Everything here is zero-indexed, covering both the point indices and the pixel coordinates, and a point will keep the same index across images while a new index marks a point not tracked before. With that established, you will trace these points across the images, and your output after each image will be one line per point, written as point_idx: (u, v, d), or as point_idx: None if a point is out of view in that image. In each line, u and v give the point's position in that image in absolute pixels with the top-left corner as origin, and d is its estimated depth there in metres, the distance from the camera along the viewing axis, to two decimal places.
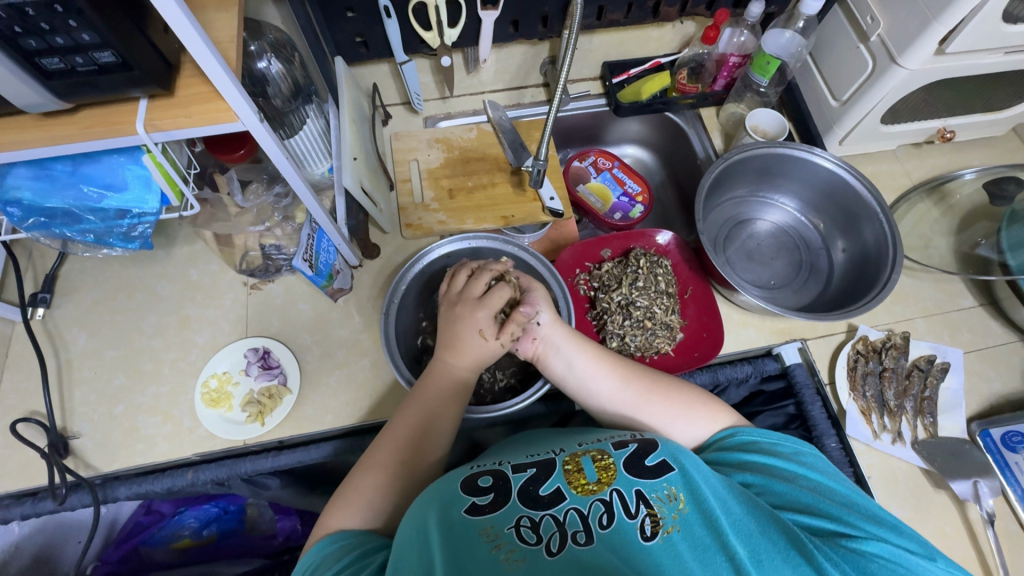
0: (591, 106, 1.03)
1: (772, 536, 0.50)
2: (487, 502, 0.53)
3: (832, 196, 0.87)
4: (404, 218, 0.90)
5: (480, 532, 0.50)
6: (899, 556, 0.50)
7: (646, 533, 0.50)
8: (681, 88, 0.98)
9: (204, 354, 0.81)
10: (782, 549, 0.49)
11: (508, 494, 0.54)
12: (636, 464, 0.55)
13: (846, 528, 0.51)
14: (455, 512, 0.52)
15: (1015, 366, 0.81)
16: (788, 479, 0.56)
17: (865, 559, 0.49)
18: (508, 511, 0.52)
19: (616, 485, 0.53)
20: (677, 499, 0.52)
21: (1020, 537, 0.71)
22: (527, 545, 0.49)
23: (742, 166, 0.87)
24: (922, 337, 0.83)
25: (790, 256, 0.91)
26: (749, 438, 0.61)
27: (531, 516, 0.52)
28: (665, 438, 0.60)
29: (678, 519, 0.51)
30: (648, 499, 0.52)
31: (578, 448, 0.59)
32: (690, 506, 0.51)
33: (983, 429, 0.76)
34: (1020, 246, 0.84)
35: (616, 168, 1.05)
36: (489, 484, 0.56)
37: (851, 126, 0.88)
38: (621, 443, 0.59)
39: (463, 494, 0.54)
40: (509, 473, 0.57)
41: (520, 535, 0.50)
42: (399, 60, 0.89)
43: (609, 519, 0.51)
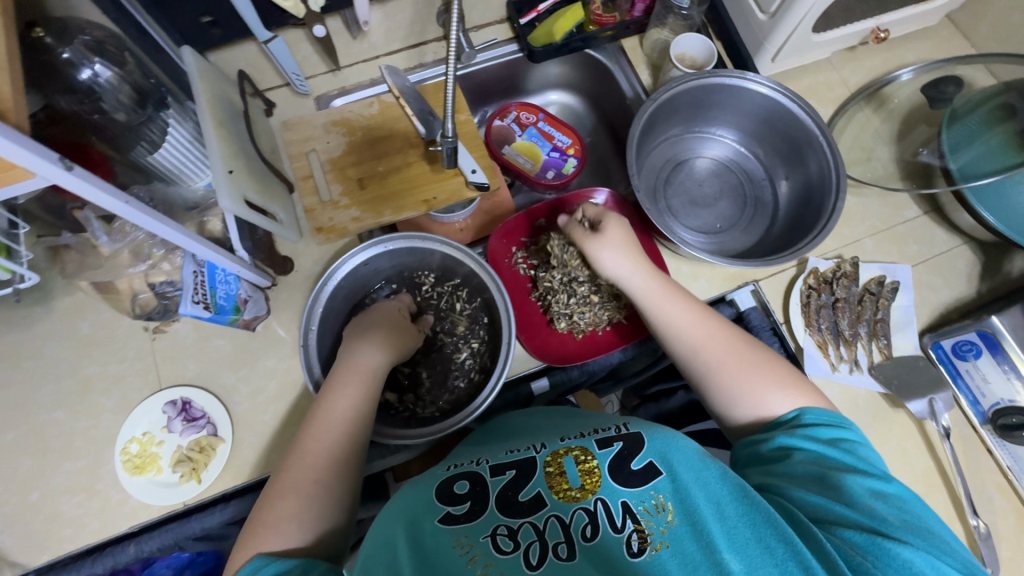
0: (502, 55, 0.91)
1: (768, 546, 0.49)
2: (462, 513, 0.55)
3: (770, 123, 0.81)
4: (313, 222, 0.79)
5: (452, 546, 0.52)
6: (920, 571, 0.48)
7: (633, 549, 0.50)
8: (598, 20, 0.89)
9: (117, 416, 0.72)
10: (776, 557, 0.48)
11: (485, 502, 0.55)
12: (620, 469, 0.55)
13: (875, 535, 0.50)
14: (429, 525, 0.54)
15: (960, 270, 0.80)
16: (835, 478, 0.55)
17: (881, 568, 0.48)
18: (485, 521, 0.53)
19: (600, 494, 0.53)
20: (665, 512, 0.51)
21: (973, 441, 0.73)
22: (503, 555, 0.50)
23: (674, 104, 0.79)
24: (871, 258, 0.81)
25: (734, 193, 0.86)
26: (809, 425, 0.58)
27: (509, 524, 0.53)
28: (652, 426, 0.59)
29: (667, 534, 0.50)
30: (634, 512, 0.52)
31: (559, 444, 0.59)
32: (679, 519, 0.51)
33: (935, 343, 0.75)
34: (960, 147, 0.77)
35: (542, 121, 0.96)
36: (465, 491, 0.57)
37: (782, 41, 0.80)
38: (606, 441, 0.58)
39: (437, 504, 0.56)
40: (487, 477, 0.58)
41: (495, 544, 0.51)
42: (261, 37, 0.72)
43: (594, 531, 0.51)
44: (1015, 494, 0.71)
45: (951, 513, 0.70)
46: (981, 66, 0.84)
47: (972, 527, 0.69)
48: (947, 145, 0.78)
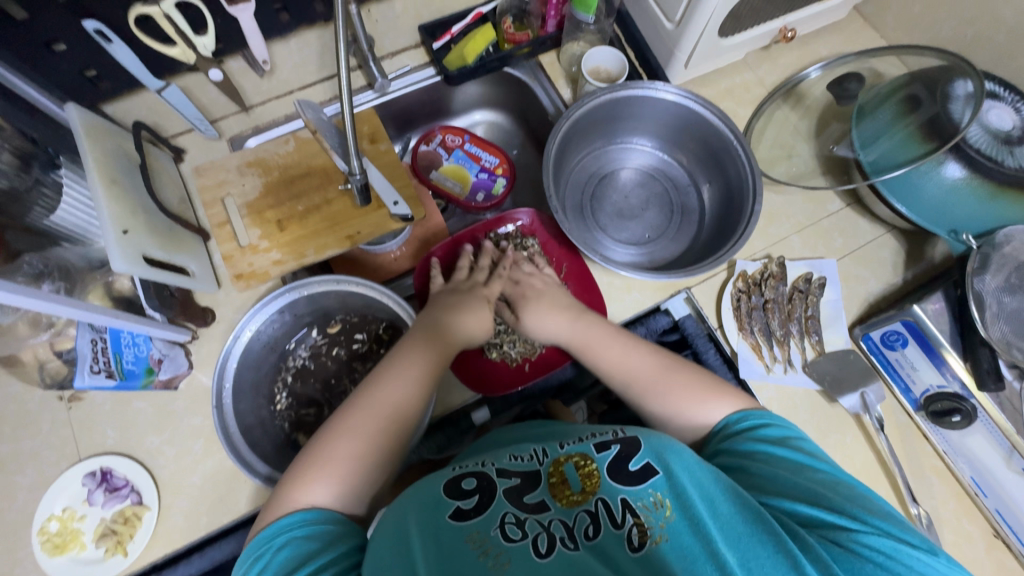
0: (418, 80, 0.89)
1: (761, 539, 0.49)
2: (472, 506, 0.53)
3: (687, 130, 0.81)
4: (232, 270, 0.77)
5: (465, 539, 0.51)
6: (900, 550, 0.48)
7: (634, 544, 0.49)
8: (511, 38, 0.88)
9: (34, 494, 0.68)
10: (770, 551, 0.48)
11: (493, 495, 0.54)
12: (619, 469, 0.54)
13: (848, 519, 0.50)
14: (440, 518, 0.53)
15: (885, 259, 0.82)
16: (791, 477, 0.55)
17: (859, 559, 0.48)
18: (491, 514, 0.53)
19: (601, 494, 0.52)
20: (663, 506, 0.51)
21: (909, 428, 0.74)
22: (512, 544, 0.50)
23: (589, 119, 0.79)
24: (799, 255, 0.81)
25: (660, 201, 0.86)
26: (755, 429, 0.60)
27: (516, 514, 0.53)
28: (651, 431, 0.58)
29: (666, 527, 0.49)
30: (633, 507, 0.51)
31: (560, 451, 0.58)
32: (677, 512, 0.50)
33: (865, 334, 0.76)
34: (871, 142, 0.78)
35: (468, 142, 0.94)
36: (472, 486, 0.55)
37: (691, 48, 0.80)
38: (604, 444, 0.57)
39: (445, 499, 0.54)
40: (494, 475, 0.56)
41: (504, 534, 0.51)
42: (154, 86, 0.70)
43: (596, 530, 0.50)
44: (953, 477, 0.72)
45: (892, 502, 0.71)
46: (892, 58, 0.84)
47: (913, 514, 0.69)
48: (858, 141, 0.79)
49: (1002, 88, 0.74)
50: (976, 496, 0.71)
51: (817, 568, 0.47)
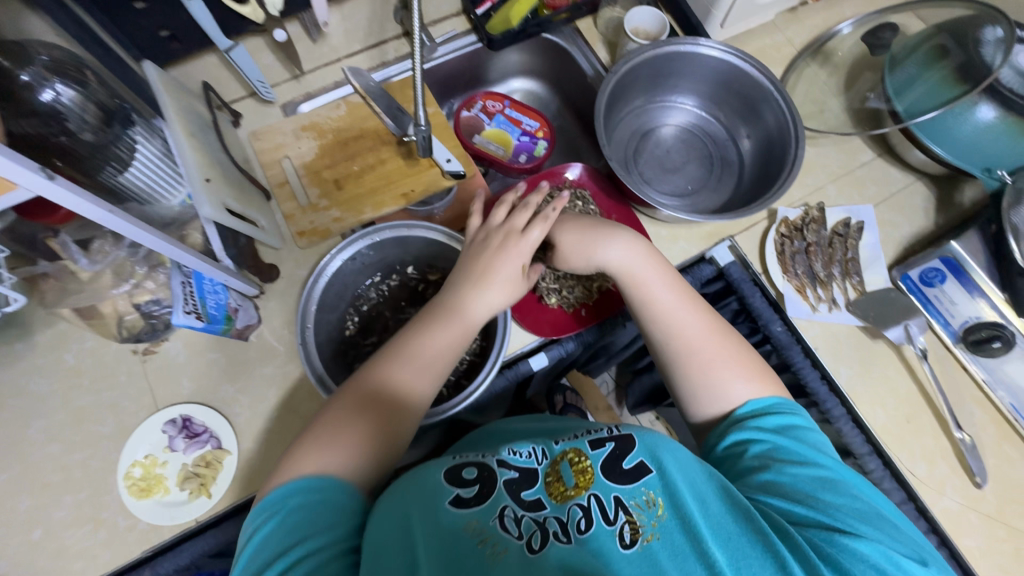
0: (462, 46, 0.93)
1: (751, 536, 0.51)
2: (472, 496, 0.55)
3: (725, 85, 0.84)
4: (294, 227, 0.80)
5: (463, 528, 0.52)
6: (889, 557, 0.50)
7: (625, 541, 0.51)
8: (551, 4, 0.91)
9: (116, 443, 0.70)
10: (762, 551, 0.50)
11: (493, 487, 0.55)
12: (614, 468, 0.56)
13: (839, 525, 0.52)
14: (439, 507, 0.54)
15: (917, 205, 0.85)
16: (792, 472, 0.56)
17: (846, 560, 0.49)
18: (491, 506, 0.54)
19: (593, 490, 0.54)
20: (655, 506, 0.53)
21: (949, 360, 0.77)
22: (510, 539, 0.51)
23: (633, 76, 0.82)
24: (836, 203, 0.85)
25: (700, 155, 0.89)
26: (755, 419, 0.61)
27: (514, 510, 0.54)
28: (642, 428, 0.60)
29: (657, 526, 0.52)
30: (626, 506, 0.53)
31: (557, 449, 0.60)
32: (669, 512, 0.52)
33: (903, 274, 0.79)
34: (904, 89, 0.82)
35: (508, 107, 0.97)
36: (473, 476, 0.57)
37: (728, 6, 0.84)
38: (599, 440, 0.59)
39: (446, 486, 0.56)
40: (495, 466, 0.58)
41: (503, 526, 0.52)
42: (224, 45, 0.75)
43: (587, 524, 0.52)
44: (992, 405, 0.76)
45: (936, 430, 0.75)
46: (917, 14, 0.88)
47: (958, 440, 0.73)
48: (892, 88, 0.83)
49: None
50: (1016, 421, 0.74)
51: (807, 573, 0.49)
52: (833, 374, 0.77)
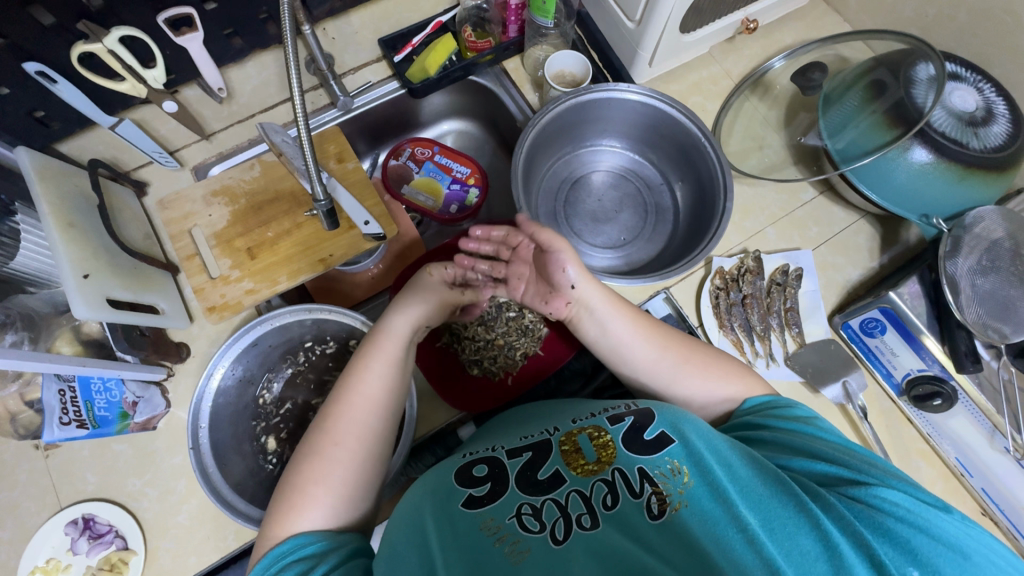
0: (382, 95, 0.88)
1: (780, 498, 0.47)
2: (484, 494, 0.52)
3: (655, 129, 0.80)
4: (203, 303, 0.75)
5: (480, 527, 0.49)
6: (923, 507, 0.45)
7: (654, 511, 0.48)
8: (472, 46, 0.86)
9: (17, 547, 0.67)
10: (791, 514, 0.46)
11: (505, 484, 0.53)
12: (635, 439, 0.53)
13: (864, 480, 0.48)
14: (452, 507, 0.52)
15: (861, 245, 0.82)
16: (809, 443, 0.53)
17: (879, 515, 0.45)
18: (507, 501, 0.52)
19: (617, 464, 0.52)
20: (681, 473, 0.50)
21: (893, 412, 0.74)
22: (531, 534, 0.49)
23: (556, 125, 0.78)
24: (775, 247, 0.81)
25: (635, 202, 0.85)
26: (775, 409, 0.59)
27: (532, 503, 0.51)
28: (662, 403, 0.58)
29: (685, 493, 0.48)
30: (651, 476, 0.50)
31: (572, 425, 0.58)
32: (695, 478, 0.49)
33: (844, 323, 0.76)
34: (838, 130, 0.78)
35: (437, 154, 0.94)
36: (484, 473, 0.55)
37: (654, 46, 0.79)
38: (617, 417, 0.56)
39: (458, 488, 0.54)
40: (505, 459, 0.56)
41: (522, 524, 0.49)
42: (106, 123, 0.69)
43: (614, 499, 0.50)
44: (938, 458, 0.73)
45: None
46: (858, 43, 0.84)
47: None
48: (825, 130, 0.79)
49: (965, 70, 0.73)
50: (962, 476, 0.71)
51: (843, 532, 0.45)
52: None
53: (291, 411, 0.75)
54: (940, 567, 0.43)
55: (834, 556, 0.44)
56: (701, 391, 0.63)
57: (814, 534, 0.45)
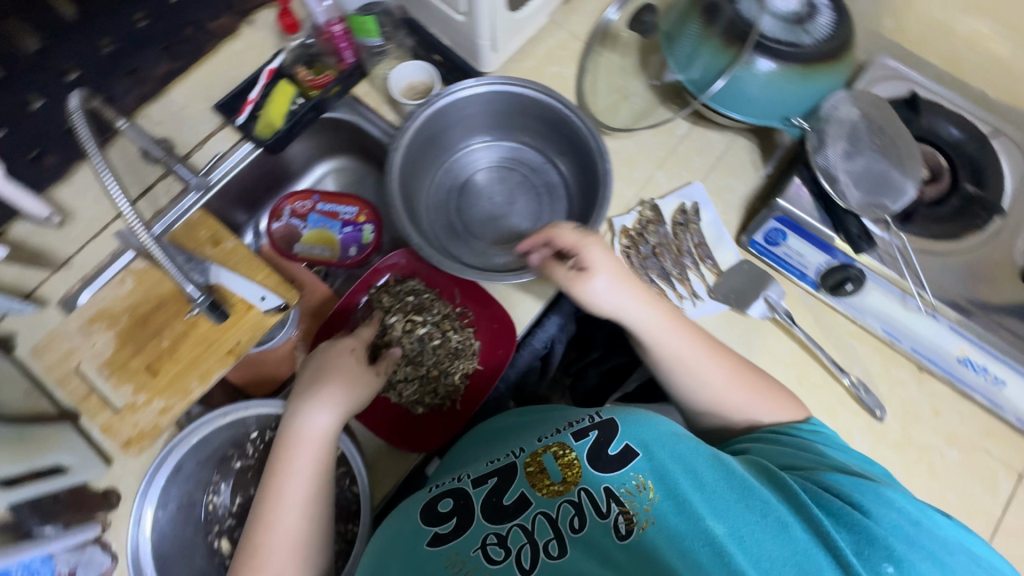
0: (237, 161, 0.82)
1: (748, 503, 0.54)
2: (450, 530, 0.62)
3: (519, 111, 0.78)
4: (116, 439, 0.69)
5: (445, 563, 0.59)
6: (903, 521, 0.52)
7: (622, 532, 0.55)
8: (314, 84, 0.82)
9: None
10: (756, 515, 0.53)
11: (471, 516, 0.62)
12: (598, 456, 0.60)
13: (845, 491, 0.55)
14: (419, 547, 0.61)
15: (745, 160, 0.85)
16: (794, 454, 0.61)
17: (845, 512, 0.52)
18: (472, 534, 0.60)
19: (583, 484, 0.59)
20: (645, 489, 0.57)
21: (816, 306, 0.79)
22: (495, 565, 0.57)
23: (420, 140, 0.76)
24: (668, 189, 0.83)
25: (525, 188, 0.84)
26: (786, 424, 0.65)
27: (496, 532, 0.60)
28: (623, 411, 0.64)
29: (650, 511, 0.55)
30: (617, 495, 0.57)
31: (539, 445, 0.65)
32: (659, 493, 0.56)
33: (750, 240, 0.80)
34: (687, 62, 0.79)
35: (319, 202, 0.89)
36: (449, 509, 0.64)
37: (490, 32, 0.78)
38: (581, 432, 0.62)
39: (425, 526, 0.63)
40: (471, 489, 0.65)
41: (485, 555, 0.58)
42: None
43: (580, 522, 0.57)
44: (869, 334, 0.78)
45: (827, 380, 0.77)
46: None
47: (848, 386, 0.76)
48: (676, 65, 0.80)
49: None
50: (893, 343, 0.76)
51: (805, 526, 0.52)
52: None
53: (241, 509, 0.75)
54: (898, 553, 0.50)
55: (800, 557, 0.51)
56: (701, 358, 0.67)
57: (782, 539, 0.52)
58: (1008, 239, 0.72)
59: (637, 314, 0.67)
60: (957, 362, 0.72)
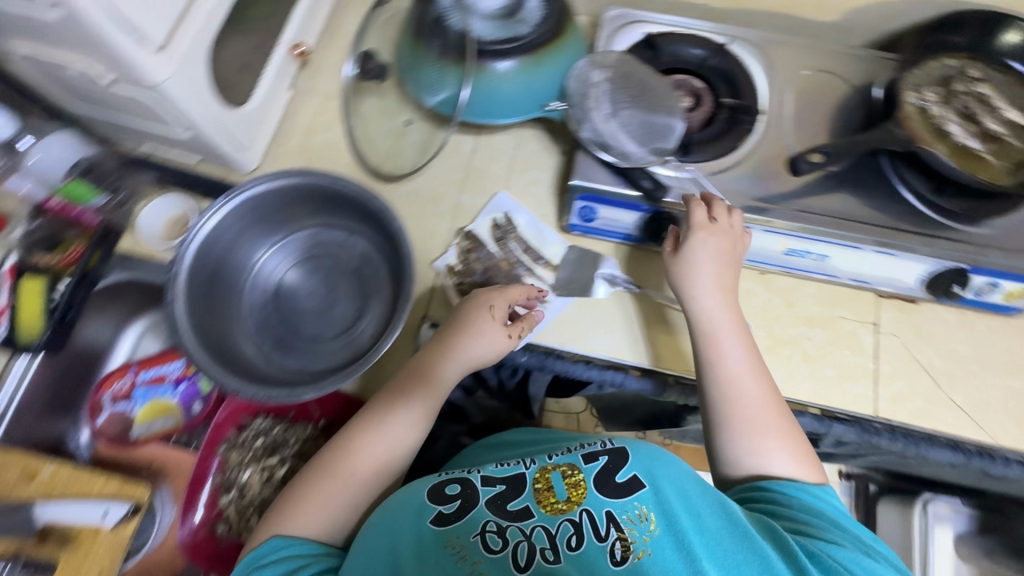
0: (23, 375, 0.78)
1: (742, 544, 0.55)
2: (454, 511, 0.60)
3: (292, 202, 0.75)
4: None
5: (446, 546, 0.57)
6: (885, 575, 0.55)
7: (617, 557, 0.54)
8: (64, 263, 0.78)
9: None
10: (748, 564, 0.54)
11: (474, 502, 0.61)
12: (604, 481, 0.60)
13: (836, 541, 0.57)
14: (425, 525, 0.60)
15: (537, 149, 0.86)
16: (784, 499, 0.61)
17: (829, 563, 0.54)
18: (472, 520, 0.59)
19: (585, 505, 0.58)
20: (646, 519, 0.56)
21: (652, 257, 0.82)
22: (491, 554, 0.56)
23: (201, 276, 0.70)
24: (479, 207, 0.83)
25: (340, 270, 0.80)
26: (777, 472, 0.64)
27: (497, 522, 0.58)
28: (638, 443, 0.64)
29: (649, 542, 0.55)
30: (617, 521, 0.56)
31: (549, 460, 0.64)
32: (659, 527, 0.55)
33: (570, 225, 0.80)
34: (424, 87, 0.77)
35: (138, 373, 0.81)
36: (455, 492, 0.62)
37: (224, 137, 0.74)
38: (592, 456, 0.62)
39: (431, 504, 0.62)
40: (477, 484, 0.63)
41: (483, 543, 0.57)
42: None
43: (578, 541, 0.56)
44: None
45: None
46: None
47: None
48: (416, 91, 0.78)
49: None
50: None
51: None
52: (588, 351, 0.77)
53: None
54: None
55: None
56: (730, 368, 0.68)
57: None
58: (776, 129, 0.78)
59: (691, 270, 0.71)
60: (784, 254, 0.78)
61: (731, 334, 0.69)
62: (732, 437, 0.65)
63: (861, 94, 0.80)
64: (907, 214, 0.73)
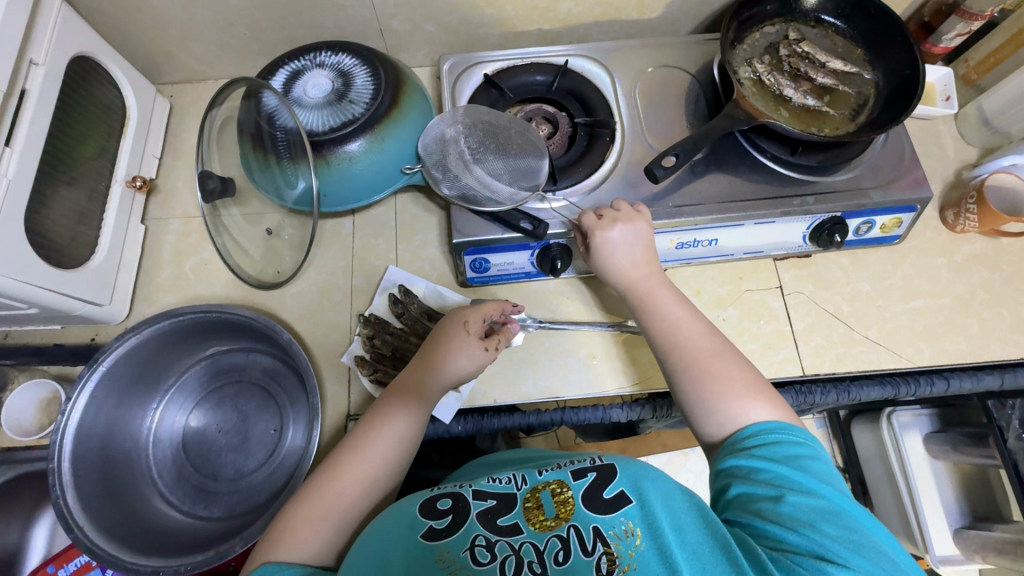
0: None
1: (723, 551, 0.51)
2: (445, 526, 0.57)
3: (166, 345, 0.73)
4: None
5: (435, 559, 0.54)
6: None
7: (603, 572, 0.52)
8: None
9: None
10: None
11: (464, 517, 0.58)
12: (593, 497, 0.57)
13: (829, 552, 0.48)
14: (415, 537, 0.56)
15: (417, 212, 0.84)
16: (779, 492, 0.53)
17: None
18: (461, 536, 0.56)
19: (574, 521, 0.56)
20: (632, 535, 0.53)
21: (558, 286, 0.81)
22: (480, 566, 0.53)
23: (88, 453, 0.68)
24: (373, 287, 0.80)
25: (243, 394, 0.77)
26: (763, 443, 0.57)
27: (487, 536, 0.56)
28: (628, 460, 0.62)
29: (634, 555, 0.52)
30: (604, 535, 0.54)
31: (539, 478, 0.61)
32: (647, 541, 0.53)
33: (468, 279, 0.78)
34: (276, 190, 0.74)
35: (61, 570, 0.82)
36: (446, 507, 0.60)
37: (73, 298, 0.68)
38: (581, 473, 0.60)
39: (422, 518, 0.58)
40: (471, 499, 0.60)
41: (473, 556, 0.54)
42: None
43: (565, 556, 0.53)
44: None
45: None
46: None
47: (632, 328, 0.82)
48: (271, 195, 0.74)
49: (296, 60, 0.73)
50: None
51: None
52: (525, 399, 0.76)
53: None
54: None
55: None
56: (671, 330, 0.68)
57: None
58: (632, 134, 0.79)
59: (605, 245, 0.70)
60: (678, 247, 0.79)
61: (659, 289, 0.71)
62: (687, 392, 0.64)
63: (703, 79, 0.83)
64: (771, 180, 0.76)
